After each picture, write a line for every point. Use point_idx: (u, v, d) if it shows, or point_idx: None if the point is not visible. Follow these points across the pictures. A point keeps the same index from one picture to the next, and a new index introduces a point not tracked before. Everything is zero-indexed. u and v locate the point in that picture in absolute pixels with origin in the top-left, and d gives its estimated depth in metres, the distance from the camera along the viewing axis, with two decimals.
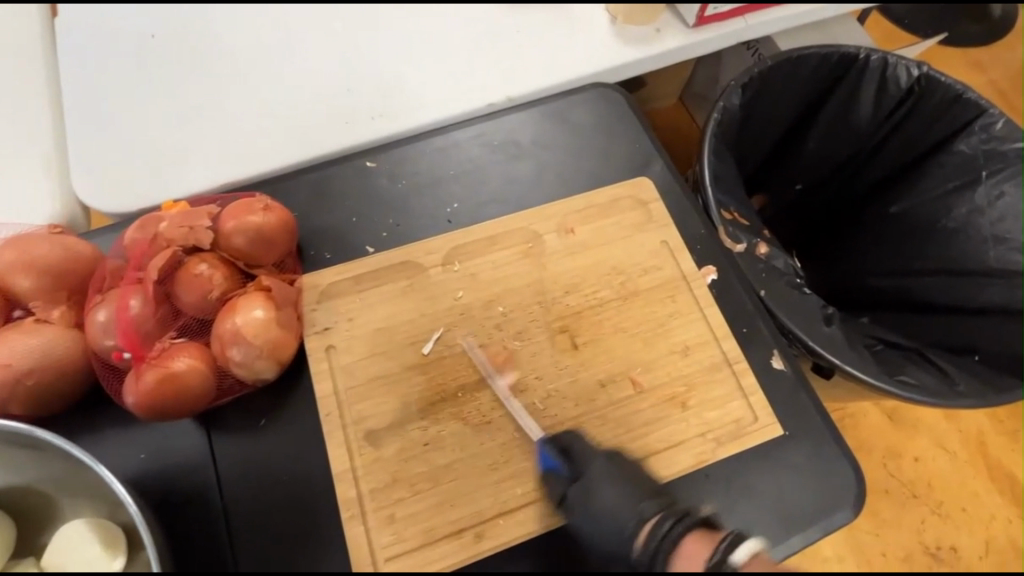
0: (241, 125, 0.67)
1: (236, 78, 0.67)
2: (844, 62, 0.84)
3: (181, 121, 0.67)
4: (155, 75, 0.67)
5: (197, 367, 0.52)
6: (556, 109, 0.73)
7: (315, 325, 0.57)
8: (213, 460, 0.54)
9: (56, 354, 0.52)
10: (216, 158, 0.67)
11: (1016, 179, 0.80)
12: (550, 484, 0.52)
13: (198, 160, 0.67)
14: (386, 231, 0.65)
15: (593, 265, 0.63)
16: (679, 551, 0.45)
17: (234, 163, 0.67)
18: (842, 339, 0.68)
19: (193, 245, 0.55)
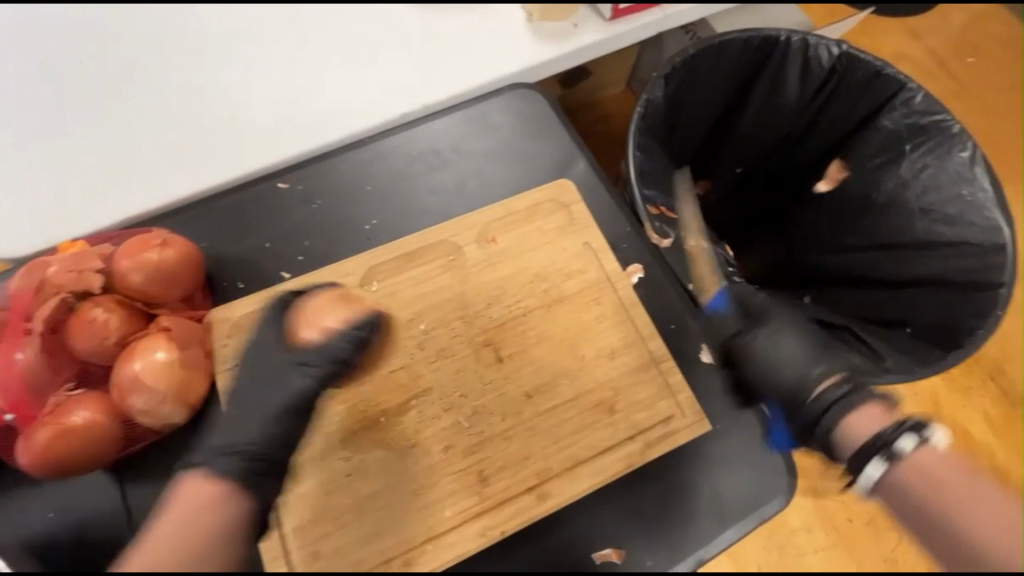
0: (165, 141, 0.65)
1: (145, 107, 0.66)
2: (765, 45, 0.83)
3: (106, 138, 0.65)
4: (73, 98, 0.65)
5: (96, 419, 0.50)
6: (475, 113, 0.71)
7: (226, 362, 0.55)
8: (125, 512, 0.52)
9: None
10: (132, 183, 0.64)
11: (936, 152, 0.82)
12: (476, 501, 0.53)
13: (112, 185, 0.64)
14: (302, 254, 0.64)
15: (515, 274, 0.62)
16: (856, 409, 0.53)
17: (150, 187, 0.64)
18: (771, 328, 0.68)
19: (85, 290, 0.53)
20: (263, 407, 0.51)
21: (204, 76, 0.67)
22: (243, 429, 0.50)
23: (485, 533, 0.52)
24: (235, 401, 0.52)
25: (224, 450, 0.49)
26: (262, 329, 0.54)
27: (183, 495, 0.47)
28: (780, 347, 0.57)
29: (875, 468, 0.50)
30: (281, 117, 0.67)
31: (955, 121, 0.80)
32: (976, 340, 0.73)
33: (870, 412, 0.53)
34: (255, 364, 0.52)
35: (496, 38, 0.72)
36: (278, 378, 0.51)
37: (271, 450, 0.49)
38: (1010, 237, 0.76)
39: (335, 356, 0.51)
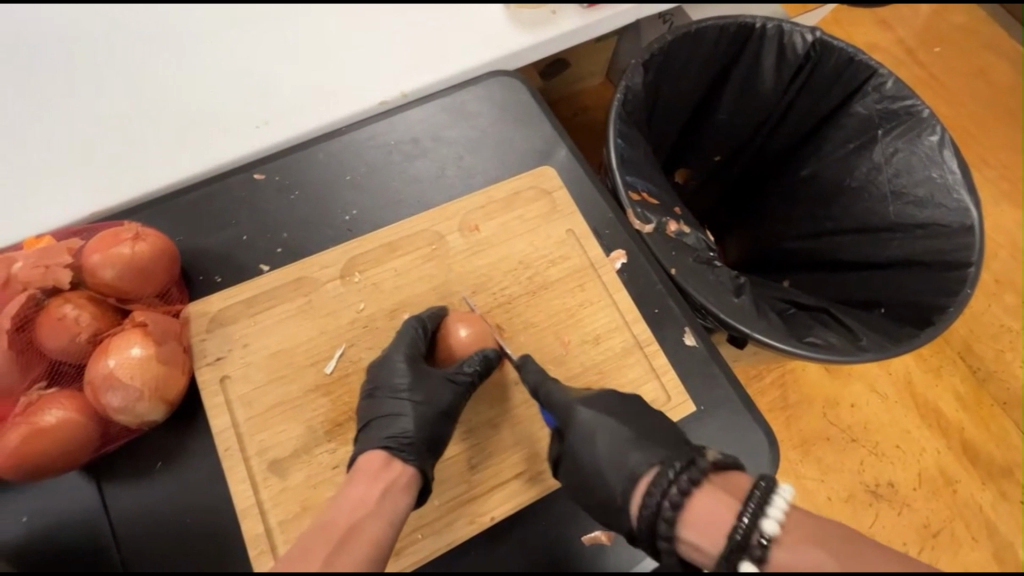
0: (129, 133, 0.62)
1: (114, 98, 0.63)
2: (742, 32, 0.84)
3: (64, 128, 0.61)
4: (36, 89, 0.62)
5: (69, 419, 0.48)
6: (456, 102, 0.70)
7: (206, 356, 0.55)
8: (105, 512, 0.51)
9: None
10: (91, 177, 0.61)
11: (907, 136, 0.84)
12: (462, 488, 0.53)
13: (70, 178, 0.60)
14: (280, 247, 0.63)
15: (499, 262, 0.62)
16: (687, 512, 0.46)
17: (109, 180, 0.61)
18: (754, 310, 0.70)
19: (54, 286, 0.51)
20: (401, 401, 0.52)
21: (170, 64, 0.64)
22: (399, 417, 0.51)
23: (475, 520, 0.53)
24: (369, 393, 0.53)
25: (393, 437, 0.51)
26: (397, 337, 0.55)
27: (366, 467, 0.49)
28: (595, 458, 0.51)
29: (692, 534, 0.46)
30: (252, 108, 0.64)
31: (924, 106, 0.83)
32: (948, 317, 0.74)
33: (707, 490, 0.47)
34: (414, 371, 0.53)
35: (473, 25, 0.70)
36: (431, 384, 0.53)
37: (426, 434, 0.51)
38: (977, 218, 0.78)
39: (437, 380, 0.53)
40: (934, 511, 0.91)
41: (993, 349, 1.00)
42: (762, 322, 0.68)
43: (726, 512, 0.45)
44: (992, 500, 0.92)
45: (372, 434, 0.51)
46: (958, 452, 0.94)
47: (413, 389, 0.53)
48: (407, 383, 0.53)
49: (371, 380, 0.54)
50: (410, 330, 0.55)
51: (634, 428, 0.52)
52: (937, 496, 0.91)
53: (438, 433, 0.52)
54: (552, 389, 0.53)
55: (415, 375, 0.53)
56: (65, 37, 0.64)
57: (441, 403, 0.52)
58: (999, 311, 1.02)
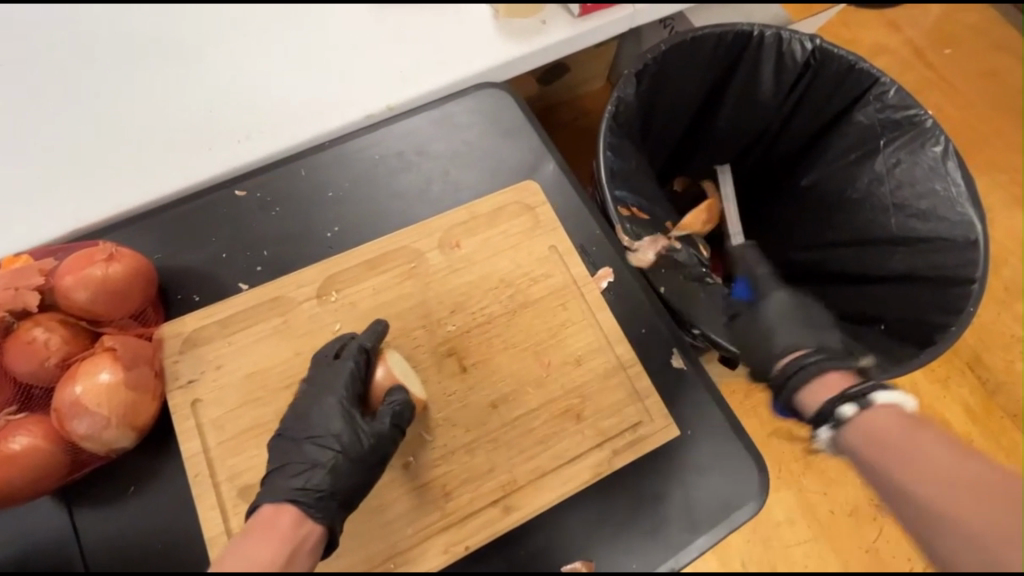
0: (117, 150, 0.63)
1: (105, 112, 0.63)
2: (740, 40, 0.82)
3: (60, 142, 0.62)
4: (28, 105, 0.63)
5: (36, 446, 0.47)
6: (440, 114, 0.69)
7: (179, 378, 0.54)
8: (75, 537, 0.50)
9: None
10: (77, 192, 0.61)
11: (910, 146, 0.81)
12: (437, 516, 0.52)
13: (61, 191, 0.61)
14: (260, 264, 0.62)
15: (480, 279, 0.61)
16: (822, 379, 0.61)
17: (93, 197, 0.61)
18: (773, 324, 0.66)
19: (25, 309, 0.50)
20: (324, 448, 0.50)
21: (159, 79, 0.65)
22: (316, 467, 0.49)
23: (448, 549, 0.51)
24: (287, 438, 0.51)
25: (300, 487, 0.48)
26: (331, 379, 0.52)
27: (263, 523, 0.46)
28: (676, 402, 0.58)
29: (845, 411, 0.59)
30: (239, 120, 0.65)
31: (928, 116, 0.80)
32: (949, 337, 0.72)
33: (837, 375, 0.62)
34: (335, 418, 0.51)
35: (462, 36, 0.70)
36: (359, 435, 0.50)
37: (337, 487, 0.49)
38: (982, 232, 0.75)
39: (367, 432, 0.50)
40: None
41: (1003, 359, 0.97)
42: (775, 338, 0.64)
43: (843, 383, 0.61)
44: None
45: (280, 481, 0.49)
46: None
47: (339, 439, 0.50)
48: (335, 431, 0.50)
49: (296, 424, 0.51)
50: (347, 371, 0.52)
51: (711, 388, 0.59)
52: None
53: (352, 487, 0.49)
54: (662, 330, 0.60)
55: (344, 424, 0.51)
56: (65, 51, 0.65)
57: (355, 454, 0.49)
58: (1009, 320, 0.99)
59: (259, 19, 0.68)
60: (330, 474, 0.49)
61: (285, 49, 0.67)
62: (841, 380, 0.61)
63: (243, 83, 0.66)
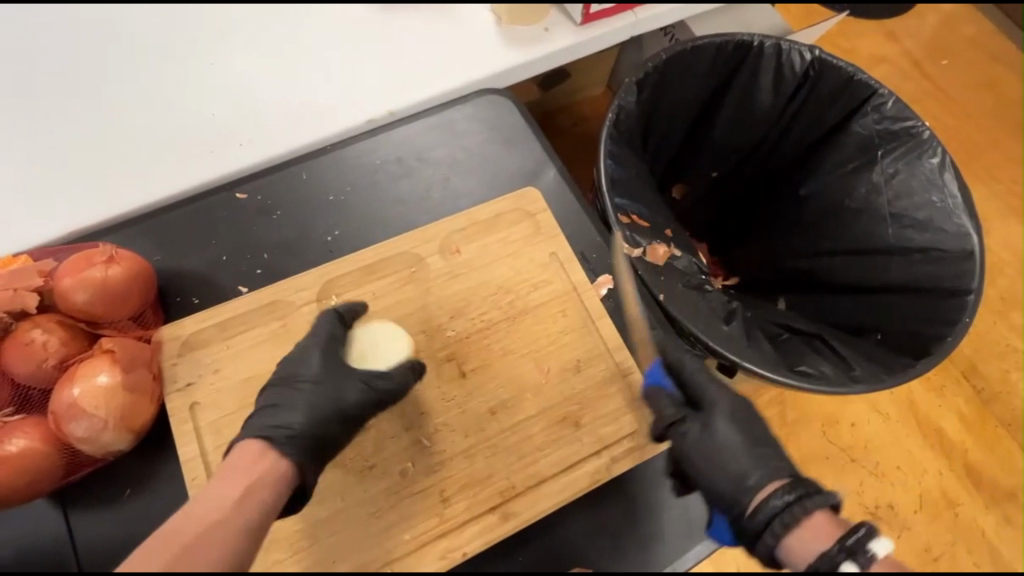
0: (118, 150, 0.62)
1: (105, 113, 0.63)
2: (739, 50, 0.82)
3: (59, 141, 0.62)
4: (28, 106, 0.63)
5: (33, 448, 0.47)
6: (442, 120, 0.69)
7: (177, 381, 0.53)
8: (71, 540, 0.50)
9: None
10: (78, 191, 0.61)
11: (908, 157, 0.82)
12: (435, 521, 0.52)
13: (60, 191, 0.61)
14: (260, 267, 0.62)
15: (481, 285, 0.61)
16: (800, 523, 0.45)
17: (93, 198, 0.61)
18: (736, 446, 0.51)
19: (23, 309, 0.50)
20: (301, 392, 0.51)
21: (163, 78, 0.64)
22: (290, 408, 0.50)
23: (445, 555, 0.51)
24: (275, 382, 0.52)
25: (278, 427, 0.49)
26: (314, 332, 0.54)
27: (240, 452, 0.47)
28: (715, 444, 0.51)
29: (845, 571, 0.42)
30: (239, 123, 0.64)
31: (925, 127, 0.81)
32: (946, 347, 0.72)
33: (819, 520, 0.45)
34: (321, 372, 0.52)
35: (465, 41, 0.70)
36: (340, 382, 0.52)
37: (308, 437, 0.49)
38: (978, 244, 0.76)
39: (349, 380, 0.52)
40: (935, 535, 0.88)
41: (997, 368, 0.98)
42: (732, 463, 0.50)
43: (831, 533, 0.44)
44: (995, 523, 0.89)
45: (258, 422, 0.49)
46: (960, 474, 0.92)
47: (318, 386, 0.51)
48: (314, 378, 0.52)
49: (279, 371, 0.53)
50: (336, 330, 0.54)
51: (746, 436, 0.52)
52: (939, 520, 0.89)
53: (329, 436, 0.50)
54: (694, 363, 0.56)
55: (323, 372, 0.52)
56: (64, 46, 0.64)
57: (339, 405, 0.51)
58: (1004, 330, 1.00)
59: (259, 19, 0.68)
60: (314, 419, 0.49)
61: (288, 51, 0.66)
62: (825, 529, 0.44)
63: (250, 82, 0.65)
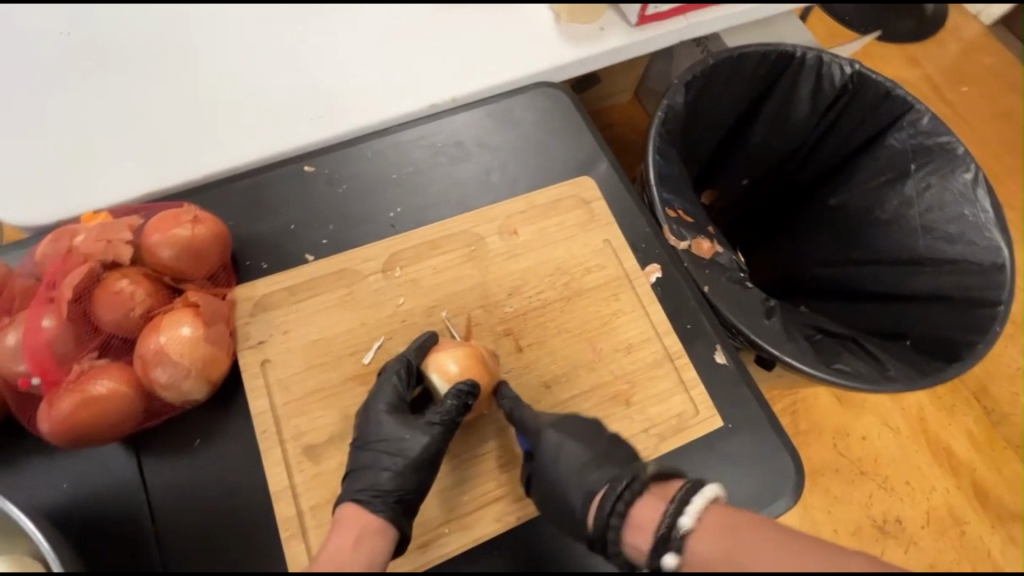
0: (155, 145, 0.63)
1: (164, 83, 0.64)
2: (782, 60, 0.85)
3: (95, 130, 0.63)
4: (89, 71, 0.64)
5: (118, 391, 0.49)
6: (500, 109, 0.72)
7: (250, 339, 0.56)
8: (143, 483, 0.52)
9: (20, 368, 0.50)
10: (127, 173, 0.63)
11: (941, 171, 0.84)
12: (492, 486, 0.54)
13: (105, 178, 0.62)
14: (325, 238, 0.64)
15: (536, 266, 0.63)
16: (632, 514, 0.49)
17: (151, 170, 0.63)
18: (556, 475, 0.51)
19: (113, 260, 0.52)
20: (380, 454, 0.51)
21: (190, 80, 0.65)
22: (374, 469, 0.50)
23: (501, 520, 0.53)
24: (357, 442, 0.52)
25: (366, 490, 0.49)
26: (381, 382, 0.54)
27: (343, 520, 0.48)
28: (552, 474, 0.51)
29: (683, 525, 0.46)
30: (303, 101, 0.66)
31: (959, 144, 0.83)
32: (976, 353, 0.75)
33: (647, 500, 0.49)
34: (390, 423, 0.52)
35: (522, 36, 0.72)
36: (409, 432, 0.52)
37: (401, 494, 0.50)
38: (1008, 257, 0.78)
39: (418, 429, 0.52)
40: (940, 552, 0.90)
41: (1008, 391, 1.00)
42: (561, 505, 0.51)
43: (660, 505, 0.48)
44: (1000, 543, 0.91)
45: (348, 484, 0.51)
46: (968, 493, 0.93)
47: (393, 440, 0.51)
48: (387, 432, 0.51)
49: (356, 428, 0.53)
50: (396, 377, 0.54)
51: (591, 449, 0.52)
52: (945, 536, 0.91)
53: (414, 485, 0.50)
54: (523, 412, 0.54)
55: (396, 426, 0.52)
56: (99, 37, 0.65)
57: (415, 453, 0.51)
58: (1016, 354, 1.02)
59: None
60: (393, 475, 0.50)
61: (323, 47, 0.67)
62: (659, 501, 0.49)
63: (280, 72, 0.66)
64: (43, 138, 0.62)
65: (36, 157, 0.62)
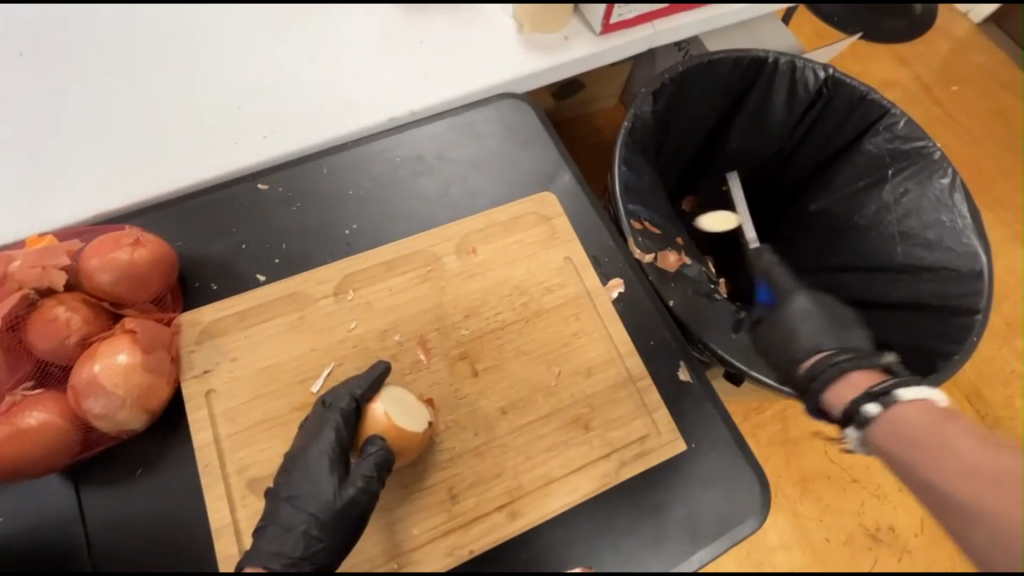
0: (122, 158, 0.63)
1: (124, 102, 0.64)
2: (754, 66, 0.84)
3: (64, 145, 0.62)
4: (49, 92, 0.63)
5: (51, 421, 0.48)
6: (461, 122, 0.70)
7: (193, 367, 0.55)
8: (79, 520, 0.50)
9: None
10: (93, 186, 0.62)
11: (919, 177, 0.82)
12: (444, 515, 0.53)
13: (58, 198, 0.61)
14: (278, 257, 0.63)
15: (495, 286, 0.62)
16: (848, 380, 0.60)
17: (113, 186, 0.62)
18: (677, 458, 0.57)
19: (49, 286, 0.51)
20: (303, 514, 0.49)
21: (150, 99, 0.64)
22: (294, 531, 0.48)
23: (452, 552, 0.52)
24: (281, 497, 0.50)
25: (280, 557, 0.47)
26: (318, 431, 0.51)
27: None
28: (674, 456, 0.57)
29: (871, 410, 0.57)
30: (261, 118, 0.65)
31: (936, 148, 0.81)
32: (952, 365, 0.73)
33: (862, 374, 0.60)
34: (317, 478, 0.50)
35: (484, 48, 0.70)
36: (336, 490, 0.49)
37: (319, 557, 0.48)
38: (986, 264, 0.76)
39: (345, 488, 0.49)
40: (934, 561, 0.88)
41: (1002, 394, 0.98)
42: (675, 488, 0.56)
43: (873, 380, 0.60)
44: None
45: (260, 546, 0.48)
46: None
47: (320, 499, 0.49)
48: (318, 488, 0.49)
49: (281, 482, 0.50)
50: (340, 418, 0.51)
51: (701, 433, 0.58)
52: (938, 543, 0.89)
53: (331, 550, 0.48)
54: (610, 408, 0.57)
55: (326, 482, 0.50)
56: (59, 56, 0.64)
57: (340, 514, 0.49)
58: (1010, 355, 1.00)
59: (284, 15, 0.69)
60: (312, 537, 0.48)
61: (314, 48, 0.66)
62: (875, 376, 0.60)
63: (273, 71, 0.65)
64: (16, 150, 0.62)
65: (5, 173, 0.61)
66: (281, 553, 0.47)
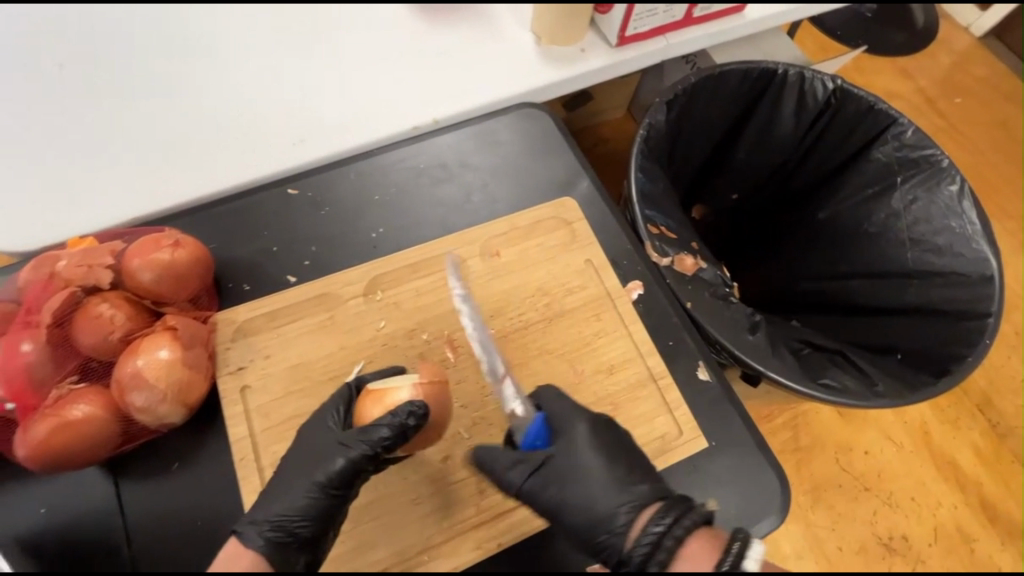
0: (151, 163, 0.64)
1: None
2: (764, 77, 0.86)
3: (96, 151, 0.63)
4: None
5: (95, 414, 0.50)
6: (482, 130, 0.73)
7: (229, 364, 0.56)
8: (119, 510, 0.52)
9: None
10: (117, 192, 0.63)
11: (927, 184, 0.84)
12: (473, 510, 0.54)
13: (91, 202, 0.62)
14: (307, 260, 0.65)
15: (518, 288, 0.64)
16: (682, 551, 0.44)
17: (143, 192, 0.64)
18: (596, 471, 0.51)
19: (95, 285, 0.53)
20: (301, 478, 0.50)
21: None
22: (288, 493, 0.49)
23: (481, 545, 0.53)
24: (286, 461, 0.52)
25: (266, 516, 0.48)
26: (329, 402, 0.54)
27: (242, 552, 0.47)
28: (581, 473, 0.51)
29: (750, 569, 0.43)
30: (285, 126, 0.66)
31: (944, 156, 0.83)
32: (965, 368, 0.73)
33: (699, 541, 0.44)
34: (319, 443, 0.51)
35: (501, 59, 0.72)
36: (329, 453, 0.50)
37: (303, 526, 0.48)
38: (997, 269, 0.77)
39: (338, 450, 0.50)
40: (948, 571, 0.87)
41: (1013, 403, 0.98)
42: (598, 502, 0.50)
43: (711, 555, 0.43)
44: (1010, 560, 0.88)
45: (255, 509, 0.50)
46: (975, 508, 0.91)
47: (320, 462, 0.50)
48: (316, 454, 0.51)
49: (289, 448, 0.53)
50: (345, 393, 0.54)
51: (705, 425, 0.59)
52: (952, 553, 0.88)
53: (308, 514, 0.48)
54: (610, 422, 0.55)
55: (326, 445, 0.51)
56: None
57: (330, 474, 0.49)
58: (1019, 365, 1.01)
59: None
60: (301, 497, 0.49)
61: None
62: (710, 544, 0.44)
63: None
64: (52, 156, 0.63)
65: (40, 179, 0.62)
66: (262, 516, 0.48)
